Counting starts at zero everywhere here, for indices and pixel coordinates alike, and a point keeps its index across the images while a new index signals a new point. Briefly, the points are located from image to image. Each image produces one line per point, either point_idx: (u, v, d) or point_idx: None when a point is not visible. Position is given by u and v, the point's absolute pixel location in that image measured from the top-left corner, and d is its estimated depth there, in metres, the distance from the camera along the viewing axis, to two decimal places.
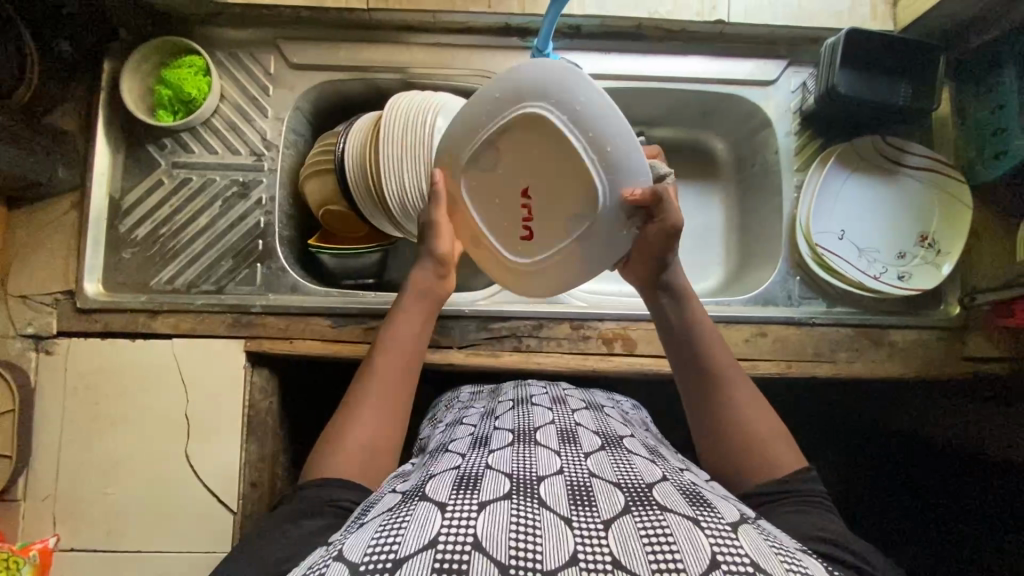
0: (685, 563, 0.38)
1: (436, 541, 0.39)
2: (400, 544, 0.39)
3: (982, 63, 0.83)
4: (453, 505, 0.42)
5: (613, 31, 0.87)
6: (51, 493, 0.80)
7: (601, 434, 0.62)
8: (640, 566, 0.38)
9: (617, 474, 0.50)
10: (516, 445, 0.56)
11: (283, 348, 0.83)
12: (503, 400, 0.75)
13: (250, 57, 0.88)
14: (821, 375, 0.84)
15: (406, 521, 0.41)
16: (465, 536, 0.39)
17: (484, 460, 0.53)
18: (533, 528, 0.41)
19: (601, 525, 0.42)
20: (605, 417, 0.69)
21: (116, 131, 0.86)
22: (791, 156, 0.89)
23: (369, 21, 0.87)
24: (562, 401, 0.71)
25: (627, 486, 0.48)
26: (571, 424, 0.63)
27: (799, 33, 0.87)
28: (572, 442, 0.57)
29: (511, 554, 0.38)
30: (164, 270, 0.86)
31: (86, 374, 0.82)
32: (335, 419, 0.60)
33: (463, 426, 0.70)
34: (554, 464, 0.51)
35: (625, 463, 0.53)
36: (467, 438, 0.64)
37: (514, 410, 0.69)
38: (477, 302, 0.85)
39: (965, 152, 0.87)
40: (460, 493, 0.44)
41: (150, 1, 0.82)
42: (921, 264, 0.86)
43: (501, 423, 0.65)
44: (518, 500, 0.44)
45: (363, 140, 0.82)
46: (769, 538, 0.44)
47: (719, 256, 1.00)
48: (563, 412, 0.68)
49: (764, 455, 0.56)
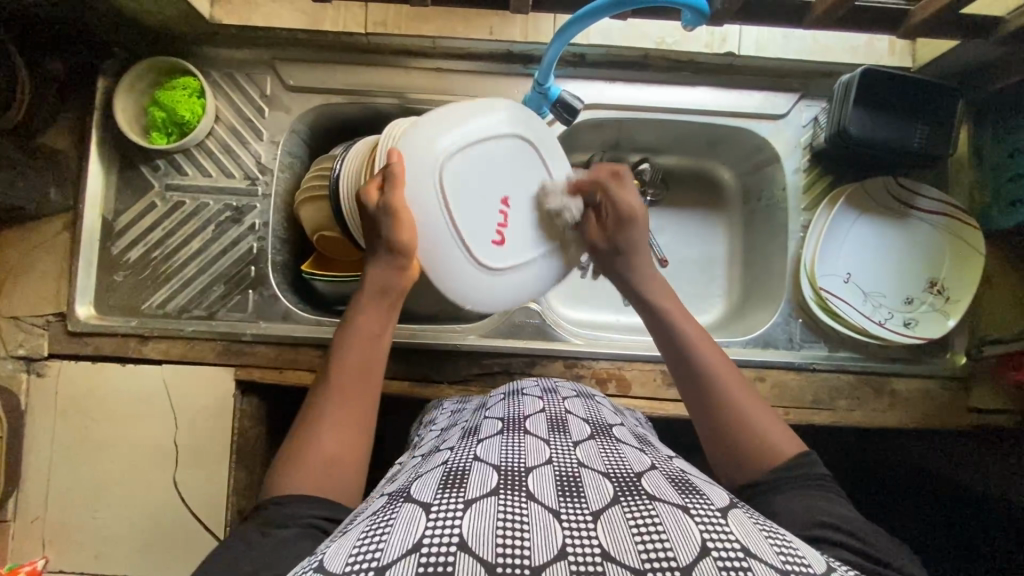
0: (674, 551, 0.37)
1: (420, 544, 0.37)
2: (383, 551, 0.37)
3: (1004, 105, 0.80)
4: (438, 505, 0.41)
5: (619, 59, 0.84)
6: (38, 516, 0.80)
7: (591, 421, 0.60)
8: (630, 557, 0.37)
9: (606, 462, 0.49)
10: (504, 434, 0.54)
11: (273, 378, 0.83)
12: (493, 393, 0.72)
13: (246, 78, 0.86)
14: (819, 423, 0.82)
15: (390, 525, 0.40)
16: (451, 536, 0.38)
17: (471, 452, 0.51)
18: (521, 522, 0.39)
19: (590, 517, 0.41)
20: (596, 405, 0.67)
21: (109, 150, 0.85)
22: (799, 193, 0.86)
23: (368, 45, 0.85)
24: (552, 389, 0.69)
25: (616, 475, 0.47)
26: (561, 410, 0.61)
27: (812, 67, 0.84)
28: (561, 430, 0.56)
29: (498, 552, 0.37)
30: (155, 294, 0.85)
31: (75, 397, 0.81)
32: (295, 436, 0.58)
33: (456, 422, 0.68)
34: (542, 454, 0.50)
35: (614, 453, 0.52)
36: (456, 431, 0.62)
37: (503, 400, 0.67)
38: (470, 336, 0.84)
39: (980, 196, 0.84)
40: (446, 492, 0.43)
41: (144, 21, 0.80)
42: (928, 311, 0.84)
43: (491, 412, 0.64)
44: (505, 495, 0.42)
45: (359, 167, 0.80)
46: (759, 521, 0.43)
47: (721, 289, 0.97)
48: (553, 399, 0.65)
49: (769, 448, 0.56)
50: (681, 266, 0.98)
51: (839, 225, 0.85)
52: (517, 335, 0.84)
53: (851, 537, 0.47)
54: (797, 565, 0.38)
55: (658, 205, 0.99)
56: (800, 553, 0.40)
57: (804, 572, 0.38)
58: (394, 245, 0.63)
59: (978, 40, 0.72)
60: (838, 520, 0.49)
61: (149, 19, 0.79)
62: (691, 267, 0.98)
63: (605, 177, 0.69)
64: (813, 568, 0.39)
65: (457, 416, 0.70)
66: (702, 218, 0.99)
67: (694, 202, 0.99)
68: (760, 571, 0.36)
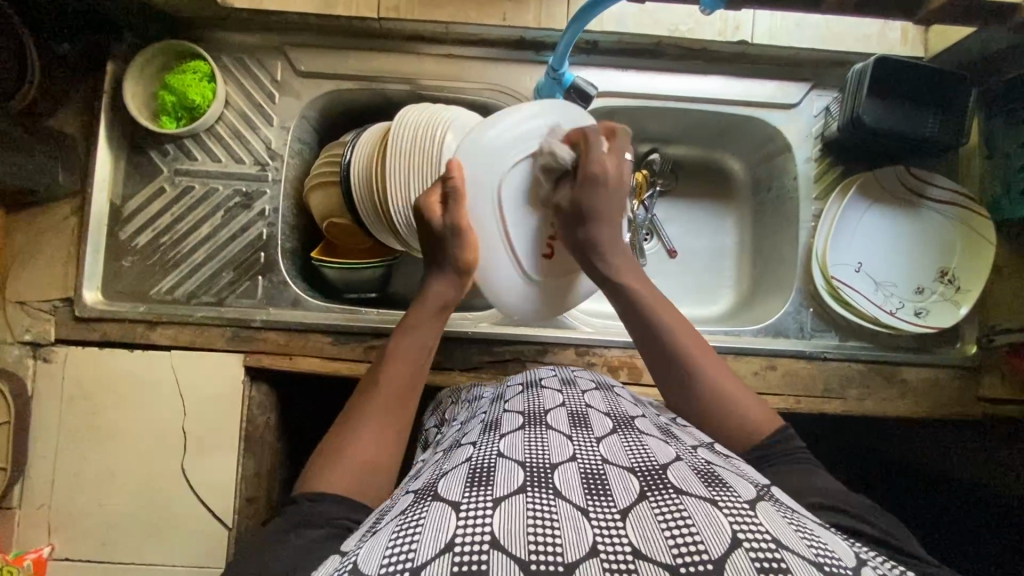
0: (706, 544, 0.37)
1: (453, 543, 0.37)
2: (416, 551, 0.37)
3: (1015, 94, 0.80)
4: (467, 504, 0.41)
5: (633, 47, 0.84)
6: (44, 503, 0.78)
7: (612, 414, 0.60)
8: (661, 552, 0.37)
9: (630, 457, 0.49)
10: (526, 430, 0.54)
11: (283, 365, 0.82)
12: (512, 384, 0.72)
13: (257, 63, 0.85)
14: (831, 412, 0.82)
15: (422, 524, 0.40)
16: (482, 535, 0.38)
17: (495, 447, 0.51)
18: (551, 521, 0.39)
19: (618, 515, 0.40)
20: (616, 397, 0.66)
21: (118, 135, 0.84)
22: (810, 183, 0.86)
23: (380, 30, 0.84)
24: (571, 380, 0.69)
25: (642, 469, 0.46)
26: (581, 405, 0.61)
27: (825, 56, 0.84)
28: (583, 425, 0.55)
29: (530, 549, 0.37)
30: (164, 280, 0.84)
31: (82, 383, 0.80)
32: (335, 434, 0.58)
33: (475, 412, 0.68)
34: (567, 450, 0.49)
35: (638, 445, 0.51)
36: (476, 424, 0.62)
37: (522, 393, 0.66)
38: (481, 323, 0.83)
39: (990, 186, 0.84)
40: (474, 490, 0.43)
41: (154, 4, 0.79)
42: (939, 301, 0.84)
43: (510, 405, 0.63)
44: (533, 493, 0.42)
45: (371, 152, 0.79)
46: (788, 514, 0.42)
47: (730, 279, 0.97)
48: (573, 394, 0.65)
49: (745, 422, 0.58)
50: (691, 256, 0.98)
51: (845, 210, 0.85)
52: (528, 322, 0.84)
53: (855, 520, 0.49)
54: (830, 559, 0.38)
55: (668, 196, 0.98)
56: (830, 546, 0.40)
57: (836, 564, 0.37)
58: (462, 263, 0.68)
59: (992, 29, 0.72)
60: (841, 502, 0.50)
61: (161, 2, 0.79)
62: (702, 258, 0.98)
63: (594, 134, 0.68)
64: (845, 561, 0.38)
65: (476, 405, 0.70)
66: (712, 209, 0.99)
67: (704, 193, 0.99)
68: (793, 563, 0.36)
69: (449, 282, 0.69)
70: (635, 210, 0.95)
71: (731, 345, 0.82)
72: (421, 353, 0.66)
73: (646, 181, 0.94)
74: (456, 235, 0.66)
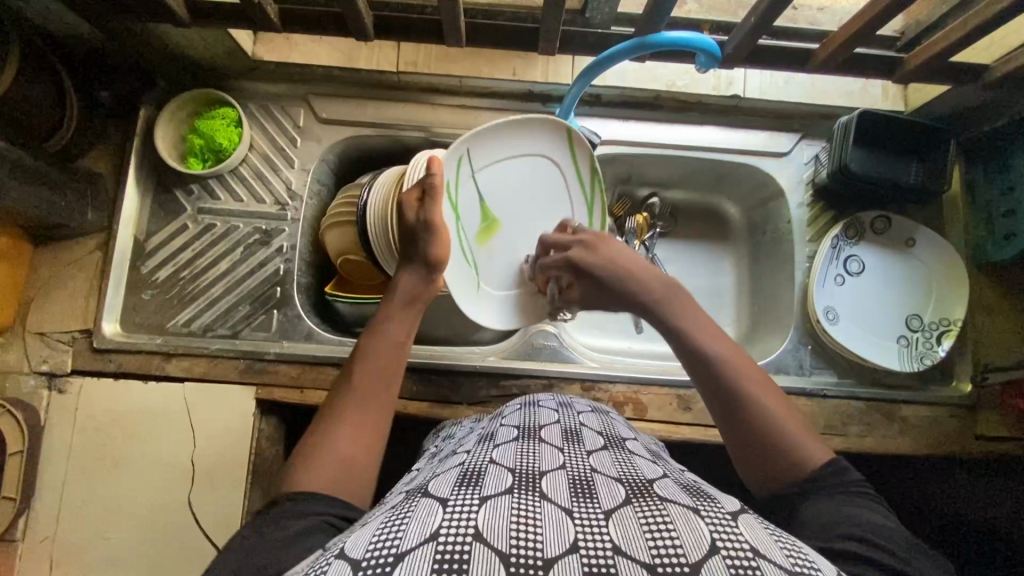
0: (684, 549, 0.38)
1: (437, 533, 0.38)
2: (401, 539, 0.38)
3: (992, 146, 0.86)
4: (454, 500, 0.42)
5: (633, 100, 0.91)
6: (48, 536, 0.78)
7: (604, 433, 0.61)
8: (641, 552, 0.38)
9: (618, 470, 0.50)
10: (520, 441, 0.56)
11: (293, 398, 0.84)
12: (510, 405, 0.73)
13: (281, 111, 0.91)
14: (833, 449, 0.83)
15: (408, 516, 0.41)
16: (467, 527, 0.38)
17: (488, 455, 0.52)
18: (535, 519, 0.40)
19: (602, 516, 0.41)
20: (610, 420, 0.68)
21: (147, 175, 0.89)
22: (803, 227, 0.91)
23: (399, 83, 0.91)
24: (566, 403, 0.70)
25: (628, 480, 0.48)
26: (575, 423, 0.63)
27: (814, 110, 0.90)
28: (575, 440, 0.57)
29: (512, 544, 0.37)
30: (181, 313, 0.87)
31: (95, 414, 0.81)
32: (310, 436, 0.58)
33: (472, 429, 0.69)
34: (556, 461, 0.51)
35: (627, 462, 0.53)
36: (473, 437, 0.63)
37: (520, 409, 0.68)
38: (489, 358, 0.86)
39: (976, 231, 0.88)
40: (462, 489, 0.44)
41: (190, 55, 0.86)
42: (922, 342, 0.87)
43: (507, 420, 0.65)
44: (520, 494, 0.43)
45: (386, 194, 0.84)
46: (771, 529, 0.43)
47: (730, 319, 1.00)
48: (568, 412, 0.66)
49: (800, 446, 0.53)
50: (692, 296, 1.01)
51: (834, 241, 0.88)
52: (535, 356, 0.86)
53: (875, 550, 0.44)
54: (807, 568, 0.39)
55: (668, 237, 1.03)
56: (813, 561, 0.40)
57: (813, 575, 0.38)
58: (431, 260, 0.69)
59: (966, 87, 0.78)
60: (854, 527, 0.46)
61: (197, 54, 0.85)
62: (701, 299, 1.00)
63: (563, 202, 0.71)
64: (822, 572, 0.39)
65: (473, 424, 0.71)
66: (708, 250, 1.03)
67: (702, 237, 1.03)
68: (769, 571, 0.37)
69: (417, 277, 0.69)
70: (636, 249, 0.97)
71: None
72: (393, 355, 0.65)
73: (647, 224, 0.97)
74: (425, 228, 0.69)
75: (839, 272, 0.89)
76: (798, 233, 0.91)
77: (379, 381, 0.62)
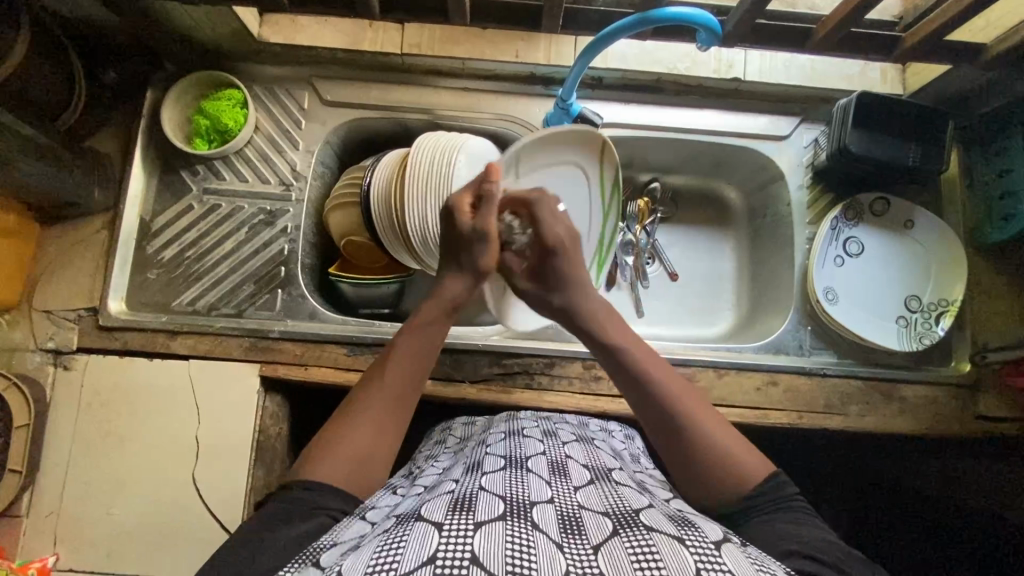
0: None
1: (435, 557, 0.38)
2: (400, 562, 0.37)
3: (990, 128, 0.87)
4: (449, 524, 0.41)
5: (635, 83, 0.91)
6: (53, 511, 0.79)
7: (590, 466, 0.60)
8: None
9: (605, 504, 0.50)
10: (508, 470, 0.54)
11: (297, 374, 0.84)
12: (494, 431, 0.71)
13: (286, 93, 0.92)
14: (832, 427, 0.84)
15: (405, 540, 0.40)
16: (462, 552, 0.38)
17: (477, 482, 0.51)
18: (528, 548, 0.40)
19: (590, 550, 0.41)
20: (595, 449, 0.67)
21: (153, 155, 0.90)
22: (803, 209, 0.91)
23: (403, 66, 0.92)
24: (552, 432, 0.69)
25: (615, 513, 0.47)
26: (561, 454, 0.62)
27: (813, 93, 0.91)
28: (562, 474, 0.56)
29: (508, 570, 0.37)
30: (186, 292, 0.87)
31: (101, 391, 0.82)
32: (331, 427, 0.57)
33: (457, 455, 0.68)
34: (545, 493, 0.50)
35: (614, 494, 0.52)
36: (458, 465, 0.61)
37: (505, 439, 0.66)
38: (492, 337, 0.86)
39: (975, 214, 0.89)
40: (457, 513, 0.43)
41: (196, 36, 0.87)
42: (921, 323, 0.87)
43: (492, 449, 0.64)
44: (513, 522, 0.42)
45: (390, 174, 0.84)
46: (754, 558, 0.43)
47: (729, 301, 1.01)
48: (553, 443, 0.65)
49: (735, 465, 0.56)
50: (693, 279, 1.01)
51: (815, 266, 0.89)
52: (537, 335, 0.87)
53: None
54: None
55: (669, 222, 1.03)
56: None
57: None
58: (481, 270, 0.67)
59: (965, 66, 0.79)
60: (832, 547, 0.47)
61: (203, 35, 0.86)
62: (701, 283, 1.01)
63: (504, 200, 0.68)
64: None
65: (457, 453, 0.69)
66: (708, 234, 1.04)
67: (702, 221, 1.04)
68: None
69: (462, 286, 0.67)
70: (637, 234, 1.00)
71: (735, 361, 0.85)
72: (422, 361, 0.63)
73: (648, 207, 1.01)
74: (482, 239, 0.65)
75: (837, 253, 0.90)
76: (798, 215, 0.92)
77: (406, 386, 0.61)
